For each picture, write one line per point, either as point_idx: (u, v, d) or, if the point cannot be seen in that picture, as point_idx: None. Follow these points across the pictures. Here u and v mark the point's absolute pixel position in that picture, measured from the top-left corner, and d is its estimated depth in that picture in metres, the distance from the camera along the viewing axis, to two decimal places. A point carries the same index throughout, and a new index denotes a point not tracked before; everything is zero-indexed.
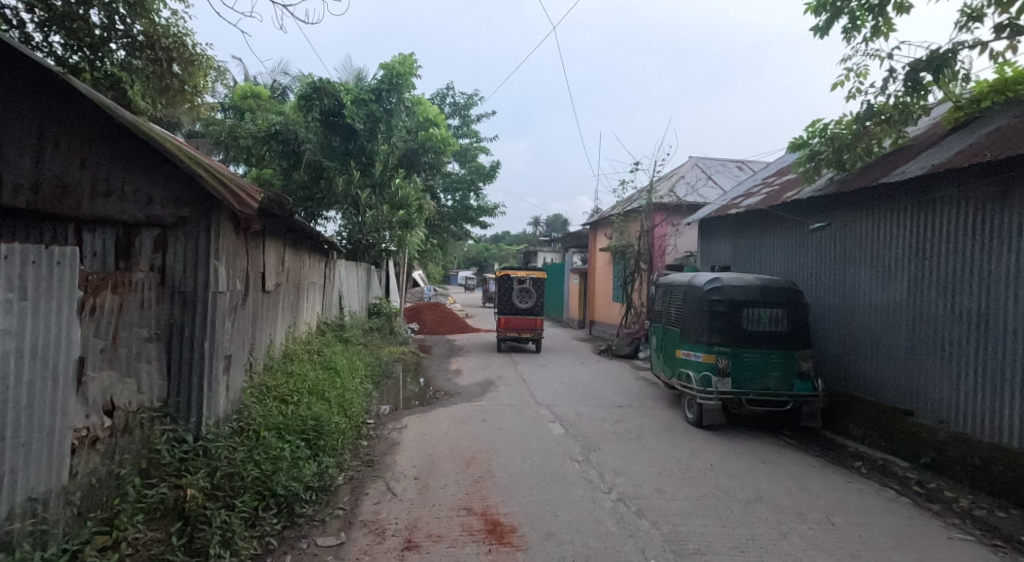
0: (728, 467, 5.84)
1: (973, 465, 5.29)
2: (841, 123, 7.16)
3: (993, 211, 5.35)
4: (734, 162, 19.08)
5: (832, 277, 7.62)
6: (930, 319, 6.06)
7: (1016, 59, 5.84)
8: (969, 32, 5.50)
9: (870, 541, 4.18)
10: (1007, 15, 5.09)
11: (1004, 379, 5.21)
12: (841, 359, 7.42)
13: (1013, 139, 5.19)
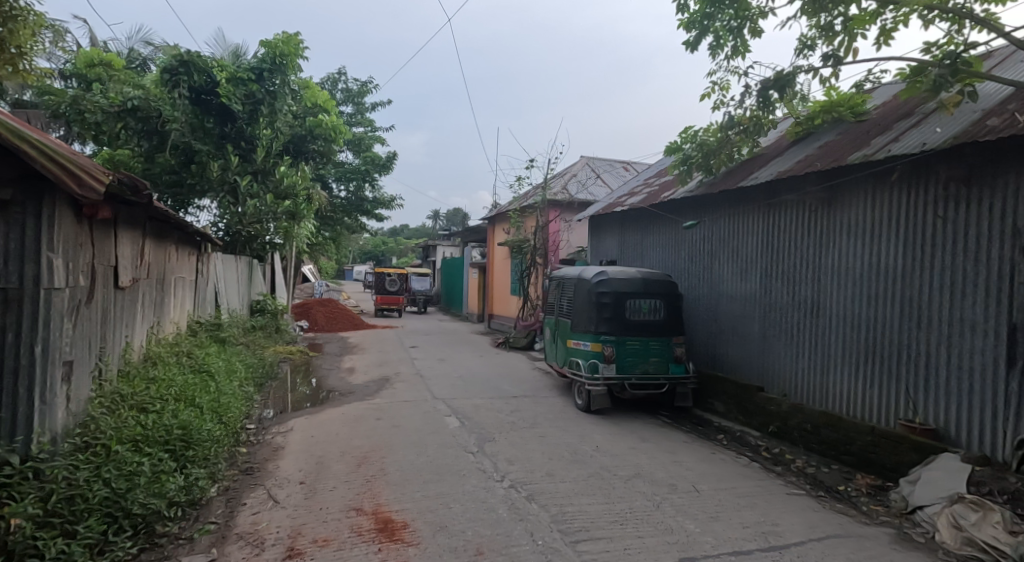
0: (612, 448, 6.18)
1: (806, 430, 6.06)
2: (709, 130, 7.82)
3: (825, 213, 6.11)
4: (621, 162, 20.19)
5: (701, 269, 8.30)
6: (777, 306, 6.82)
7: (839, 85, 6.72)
8: (805, 58, 6.23)
9: (728, 503, 4.63)
10: (832, 47, 5.82)
11: (832, 356, 6.00)
12: (709, 343, 8.13)
13: (838, 152, 5.97)
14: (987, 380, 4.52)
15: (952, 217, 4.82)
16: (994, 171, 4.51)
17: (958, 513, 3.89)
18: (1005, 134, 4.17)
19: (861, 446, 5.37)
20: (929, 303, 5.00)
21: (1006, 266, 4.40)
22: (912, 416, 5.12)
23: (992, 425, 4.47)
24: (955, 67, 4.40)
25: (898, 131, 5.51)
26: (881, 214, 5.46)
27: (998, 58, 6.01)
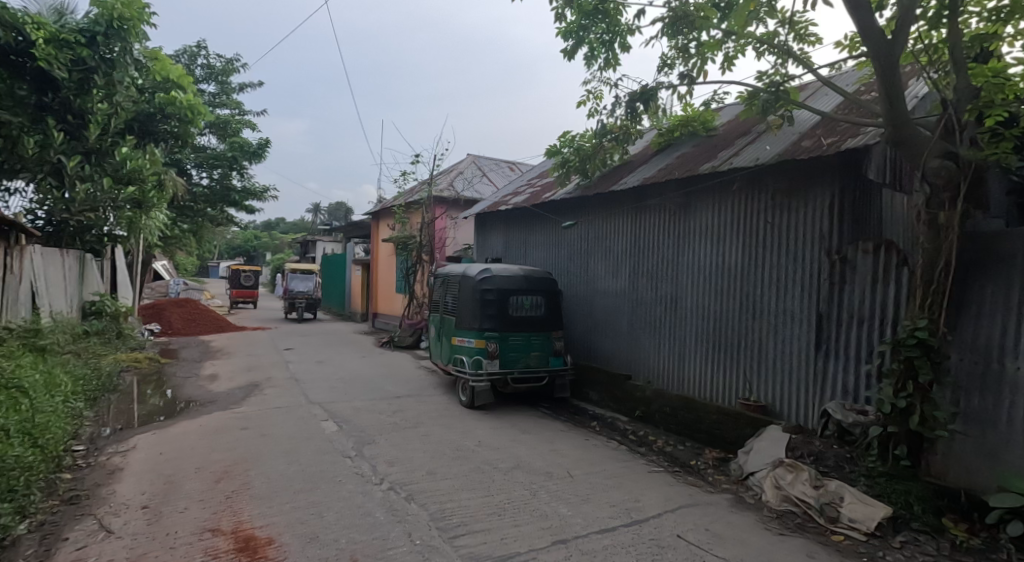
0: (494, 441, 6.26)
1: (666, 412, 6.59)
2: (585, 136, 8.16)
3: (681, 217, 6.68)
4: (508, 162, 20.50)
5: (578, 266, 8.67)
6: (643, 301, 7.33)
7: (694, 102, 7.37)
8: (666, 75, 6.74)
9: (601, 485, 4.91)
10: (687, 67, 6.35)
11: (687, 345, 6.58)
12: (584, 337, 8.51)
13: (693, 162, 6.55)
14: (802, 362, 5.24)
15: (778, 222, 5.51)
16: (810, 183, 5.22)
17: (779, 474, 4.43)
18: (816, 154, 4.85)
19: (709, 424, 5.93)
20: (760, 297, 5.67)
21: (816, 265, 5.13)
22: (748, 396, 5.78)
23: (807, 400, 5.18)
24: (779, 94, 5.04)
25: (739, 146, 6.18)
26: (725, 218, 6.08)
27: (811, 89, 6.99)
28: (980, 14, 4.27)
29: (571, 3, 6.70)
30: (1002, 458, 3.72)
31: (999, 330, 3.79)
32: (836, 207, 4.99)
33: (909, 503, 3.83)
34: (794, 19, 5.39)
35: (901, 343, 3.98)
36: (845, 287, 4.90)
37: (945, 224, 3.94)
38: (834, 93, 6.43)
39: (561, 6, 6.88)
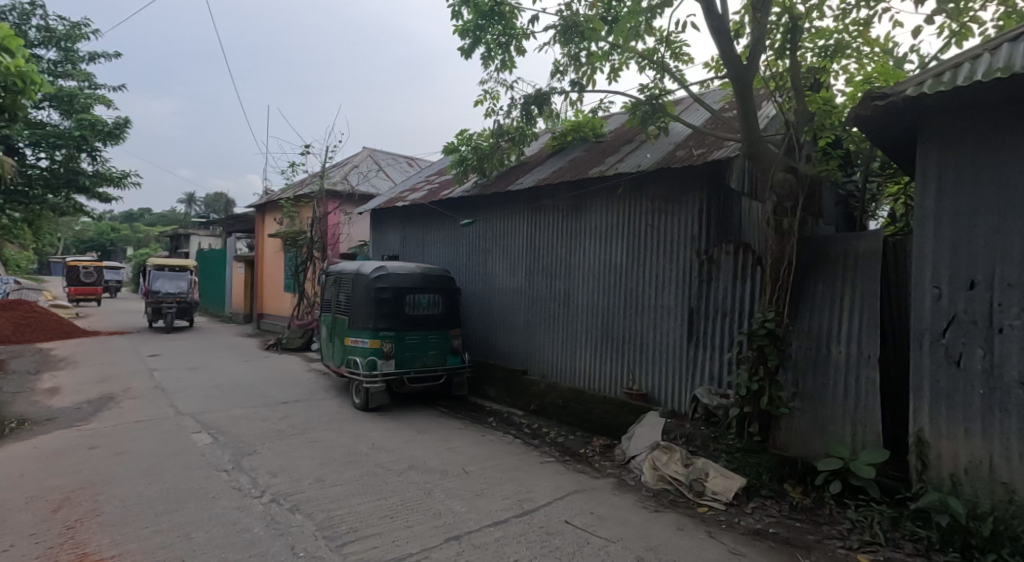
0: (388, 443, 6.21)
1: (558, 404, 6.90)
2: (483, 135, 8.29)
3: (573, 218, 7.03)
4: (405, 158, 20.17)
5: (475, 265, 8.77)
6: (538, 298, 7.61)
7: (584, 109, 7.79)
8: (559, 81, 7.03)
9: (494, 479, 5.08)
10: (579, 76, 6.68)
11: (578, 340, 6.95)
12: (481, 335, 8.64)
13: (583, 166, 6.92)
14: (677, 353, 5.76)
15: (658, 225, 6.00)
16: (684, 190, 5.75)
17: (656, 456, 4.85)
18: (688, 165, 5.36)
19: (597, 413, 6.31)
20: (642, 294, 6.15)
21: (690, 264, 5.67)
22: (632, 385, 6.23)
23: (681, 387, 5.70)
24: (655, 108, 5.51)
25: (624, 153, 6.64)
26: (613, 221, 6.50)
27: (685, 104, 7.69)
28: (814, 50, 4.99)
29: (468, 2, 6.79)
30: (829, 428, 4.36)
31: (828, 321, 4.45)
32: (705, 212, 5.55)
33: (759, 474, 4.33)
34: (670, 39, 5.89)
35: (754, 333, 4.52)
36: (712, 283, 5.46)
37: (788, 229, 4.54)
38: (702, 109, 7.15)
39: (458, 4, 6.95)
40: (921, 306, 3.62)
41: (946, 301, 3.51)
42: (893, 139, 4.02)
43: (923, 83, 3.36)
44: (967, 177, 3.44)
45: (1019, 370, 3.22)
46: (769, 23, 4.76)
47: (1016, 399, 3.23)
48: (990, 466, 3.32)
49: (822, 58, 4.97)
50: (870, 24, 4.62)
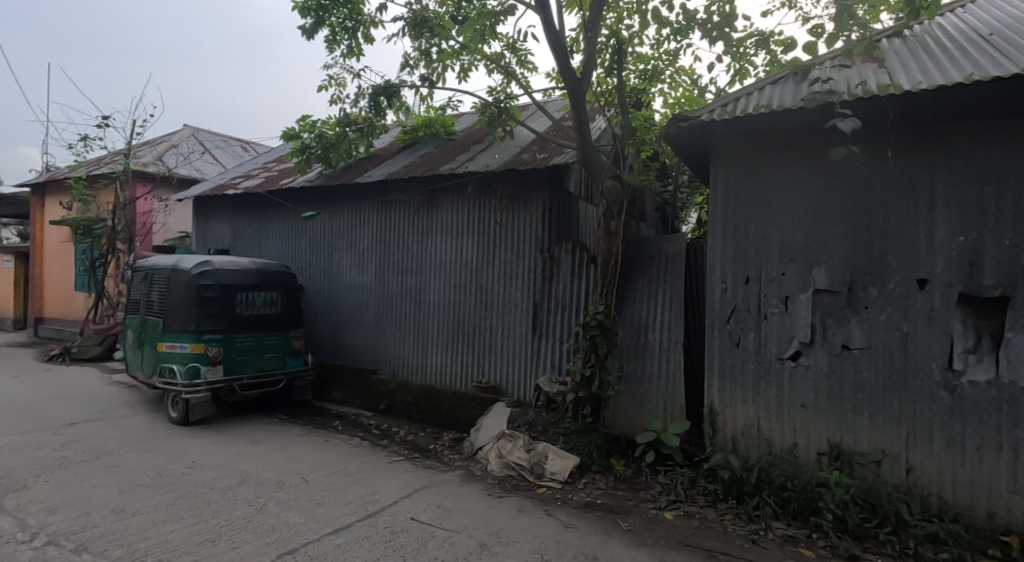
0: (212, 459, 5.65)
1: (408, 402, 6.78)
2: (328, 123, 7.93)
3: (423, 214, 7.02)
4: (239, 140, 18.40)
5: (320, 260, 8.32)
6: (387, 295, 7.45)
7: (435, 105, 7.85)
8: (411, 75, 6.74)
9: (334, 485, 4.93)
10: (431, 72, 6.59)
11: (429, 337, 6.96)
12: (326, 335, 8.21)
13: (434, 162, 6.96)
14: (523, 345, 6.10)
15: (505, 223, 6.28)
16: (529, 192, 6.09)
17: (501, 445, 5.09)
18: (532, 168, 5.68)
19: (448, 409, 6.36)
20: (491, 289, 6.38)
21: (534, 261, 6.04)
22: (481, 378, 6.44)
23: (526, 377, 6.06)
24: (501, 110, 5.78)
25: (474, 152, 6.82)
26: (463, 218, 6.64)
27: (530, 110, 8.15)
28: (636, 72, 5.62)
29: None
30: (646, 405, 4.94)
31: (647, 312, 5.04)
32: (547, 213, 5.95)
33: (590, 452, 4.78)
34: (515, 45, 6.19)
35: (587, 325, 4.97)
36: (553, 279, 5.89)
37: (615, 231, 5.06)
38: (545, 116, 7.64)
39: None
40: (714, 297, 4.30)
41: (731, 293, 4.22)
42: (695, 155, 4.71)
43: (713, 110, 4.02)
44: (746, 190, 4.17)
45: (778, 348, 4.01)
46: (600, 43, 5.24)
47: (775, 371, 4.02)
48: (759, 428, 4.09)
49: (643, 80, 5.64)
50: (678, 55, 5.37)
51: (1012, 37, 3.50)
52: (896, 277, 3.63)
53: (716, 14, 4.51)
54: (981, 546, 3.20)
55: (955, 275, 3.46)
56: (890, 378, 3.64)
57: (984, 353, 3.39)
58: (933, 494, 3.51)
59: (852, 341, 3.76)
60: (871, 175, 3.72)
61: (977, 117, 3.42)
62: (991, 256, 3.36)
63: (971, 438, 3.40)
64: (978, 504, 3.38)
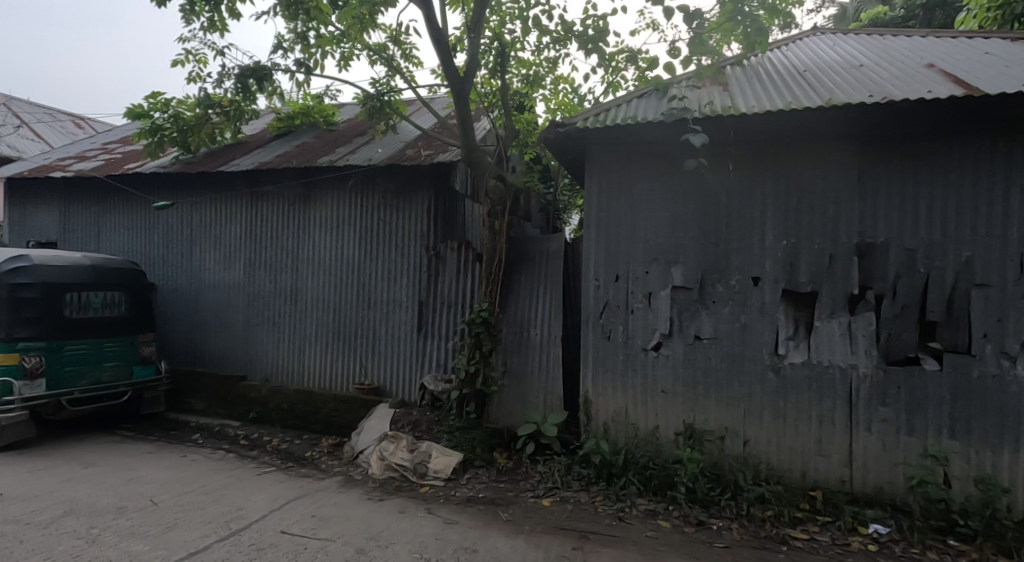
0: (31, 489, 4.78)
1: (281, 409, 6.32)
2: (186, 104, 7.23)
3: (300, 207, 6.62)
4: (69, 116, 16.01)
5: (176, 256, 7.48)
6: (257, 293, 6.89)
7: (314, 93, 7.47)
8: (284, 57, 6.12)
9: (191, 505, 4.45)
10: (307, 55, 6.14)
11: (306, 337, 6.56)
12: (185, 338, 7.40)
13: (311, 153, 6.60)
14: (408, 343, 6.00)
15: (388, 219, 6.15)
16: (414, 188, 6.02)
17: (383, 447, 4.99)
18: (417, 164, 5.61)
19: (326, 413, 6.03)
20: (375, 287, 6.20)
21: (418, 259, 5.99)
22: (363, 379, 6.22)
23: (410, 377, 5.98)
24: (383, 104, 5.62)
25: (355, 145, 6.59)
26: (344, 213, 6.39)
27: (415, 106, 8.07)
28: (519, 76, 5.79)
29: None
30: (528, 399, 5.11)
31: (529, 309, 5.21)
32: (432, 210, 5.94)
33: (473, 447, 4.86)
34: (399, 38, 6.07)
35: (471, 322, 5.04)
36: (439, 277, 5.88)
37: (498, 230, 5.18)
38: (430, 114, 7.60)
39: None
40: (587, 294, 4.58)
41: (603, 290, 4.52)
42: (572, 159, 4.95)
43: (587, 118, 4.29)
44: (617, 194, 4.48)
45: (642, 340, 4.38)
46: (484, 45, 5.32)
47: (640, 362, 4.38)
48: (626, 414, 4.44)
49: (526, 84, 5.81)
50: (558, 63, 5.63)
51: (822, 73, 4.15)
52: (736, 275, 4.13)
53: (591, 28, 4.80)
54: (796, 502, 3.78)
55: (779, 274, 4.02)
56: (731, 363, 4.13)
57: (800, 339, 3.99)
58: (763, 462, 4.07)
59: (702, 332, 4.21)
60: (719, 185, 4.19)
61: (797, 138, 4.00)
62: (807, 257, 3.96)
63: (791, 412, 3.99)
64: (795, 467, 4.00)
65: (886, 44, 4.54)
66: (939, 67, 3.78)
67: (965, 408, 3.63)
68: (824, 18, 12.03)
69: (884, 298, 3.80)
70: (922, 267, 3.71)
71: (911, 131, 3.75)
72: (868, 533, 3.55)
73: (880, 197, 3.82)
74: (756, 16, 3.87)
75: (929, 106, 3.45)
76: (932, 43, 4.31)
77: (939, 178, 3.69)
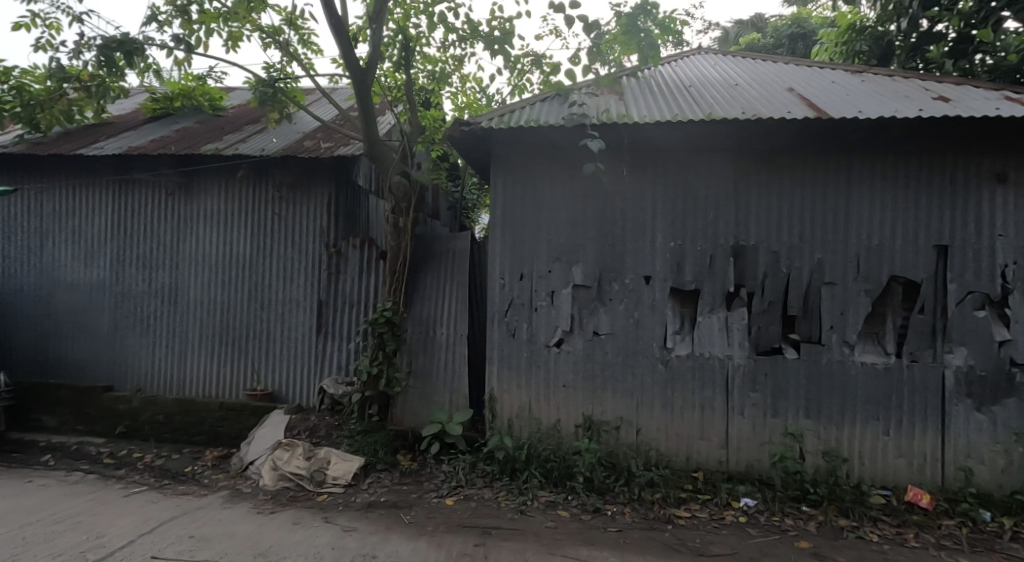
0: None
1: (157, 422, 5.70)
2: (35, 76, 6.30)
3: (180, 198, 6.02)
4: None
5: (20, 250, 6.44)
6: (127, 293, 6.14)
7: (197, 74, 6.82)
8: (159, 31, 5.47)
9: (38, 535, 3.87)
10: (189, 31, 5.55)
11: (187, 341, 5.97)
12: (33, 345, 6.39)
13: (193, 139, 6.03)
14: (305, 345, 5.68)
15: (283, 215, 5.79)
16: (312, 181, 5.72)
17: (277, 456, 4.69)
18: (315, 156, 5.35)
19: (211, 424, 5.54)
20: (268, 286, 5.80)
21: (317, 256, 5.70)
22: (254, 385, 5.78)
23: (309, 381, 5.67)
24: (277, 91, 5.21)
25: (246, 133, 6.13)
26: (231, 206, 5.90)
27: (314, 96, 7.67)
28: (425, 72, 5.72)
29: None
30: (433, 399, 5.05)
31: (434, 308, 5.17)
32: (333, 205, 5.69)
33: (376, 451, 4.72)
34: (296, 21, 5.73)
35: (374, 322, 4.90)
36: (340, 275, 5.64)
37: (403, 227, 5.09)
38: (330, 104, 7.28)
39: None
40: (493, 293, 4.64)
41: (508, 289, 4.61)
42: (478, 158, 5.00)
43: (492, 118, 4.36)
44: (523, 195, 4.60)
45: (546, 337, 4.54)
46: (387, 37, 5.18)
47: (544, 358, 4.54)
48: (530, 410, 4.57)
49: (432, 80, 5.73)
50: (464, 61, 5.63)
51: (704, 90, 4.57)
52: (630, 274, 4.42)
53: (497, 30, 4.88)
54: (680, 483, 4.12)
55: (668, 273, 4.37)
56: (626, 357, 4.42)
57: (686, 333, 4.36)
58: (654, 448, 4.39)
59: (600, 328, 4.46)
60: (617, 190, 4.46)
61: (686, 149, 4.37)
62: (691, 258, 4.34)
63: (678, 400, 4.35)
64: (680, 451, 4.36)
65: (758, 68, 5.11)
66: (797, 92, 4.33)
67: (816, 391, 4.18)
68: (711, 40, 13.17)
69: (754, 295, 4.27)
70: (784, 267, 4.23)
71: (776, 147, 4.26)
72: (740, 506, 3.96)
73: (753, 206, 4.28)
74: (650, 34, 4.17)
75: (790, 125, 3.94)
76: (793, 71, 4.90)
77: (800, 190, 4.23)
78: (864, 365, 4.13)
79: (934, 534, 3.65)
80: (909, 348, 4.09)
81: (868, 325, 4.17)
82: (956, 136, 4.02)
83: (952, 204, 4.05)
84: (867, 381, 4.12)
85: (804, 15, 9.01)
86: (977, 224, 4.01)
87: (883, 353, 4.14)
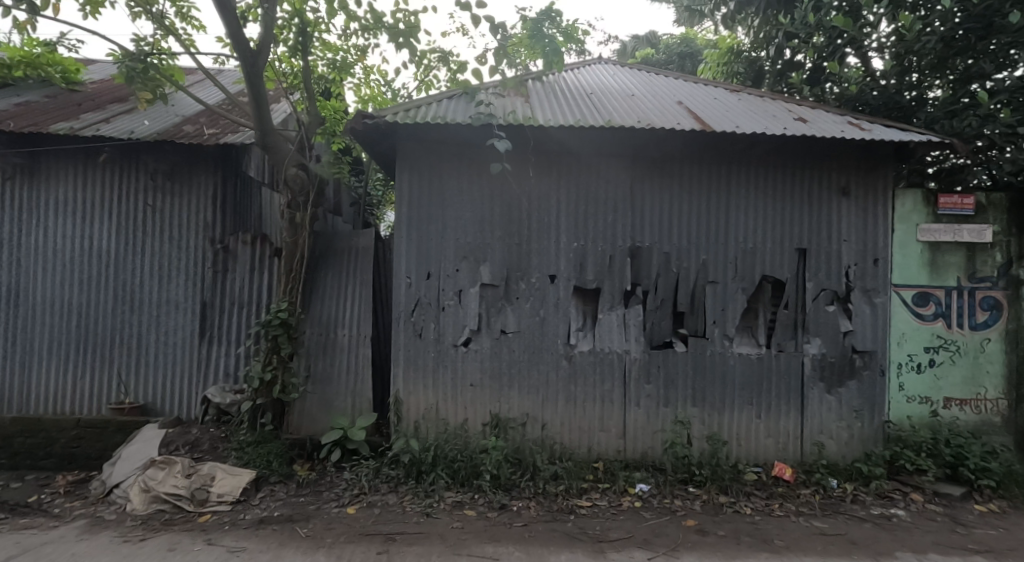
0: None
1: None
2: None
3: (22, 184, 5.15)
4: None
5: None
6: None
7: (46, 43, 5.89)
8: None
9: None
10: None
11: (32, 349, 5.12)
12: None
13: (40, 115, 5.19)
14: (183, 351, 5.13)
15: (157, 206, 5.18)
16: (192, 171, 5.19)
17: (149, 476, 4.17)
18: (195, 142, 4.85)
19: (64, 444, 4.81)
20: (138, 286, 5.15)
21: (199, 253, 5.17)
22: (121, 398, 5.11)
23: (189, 390, 5.12)
24: (148, 67, 4.61)
25: (110, 112, 5.41)
26: (91, 195, 5.17)
27: (195, 77, 6.97)
28: (324, 60, 5.40)
29: None
30: (334, 404, 4.81)
31: (335, 308, 4.92)
32: (218, 198, 5.20)
33: (269, 463, 4.37)
34: None
35: (268, 324, 4.54)
36: (226, 273, 5.18)
37: (300, 222, 4.78)
38: (215, 87, 6.65)
39: None
40: (398, 292, 4.51)
41: (414, 287, 4.51)
42: (382, 153, 4.83)
43: (397, 113, 4.21)
44: (429, 194, 4.52)
45: (453, 336, 4.51)
46: (281, 19, 4.81)
47: (451, 357, 4.51)
48: (437, 410, 4.52)
49: (332, 69, 5.42)
50: (368, 52, 5.40)
51: (604, 98, 4.80)
52: (536, 274, 4.53)
53: (401, 22, 4.75)
54: (582, 474, 4.30)
55: (571, 272, 4.54)
56: (531, 354, 4.52)
57: (587, 330, 4.56)
58: (558, 442, 4.53)
59: (507, 327, 4.52)
60: (523, 191, 4.54)
61: (589, 154, 4.57)
62: (593, 259, 4.55)
63: (580, 394, 4.54)
64: (582, 444, 4.55)
65: (651, 81, 5.47)
66: (686, 106, 4.70)
67: (701, 381, 4.57)
68: (611, 52, 13.91)
69: (649, 293, 4.56)
70: (674, 268, 4.57)
71: (668, 156, 4.60)
72: (635, 492, 4.21)
73: (647, 209, 4.58)
74: (554, 40, 4.34)
75: (682, 135, 4.26)
76: (682, 86, 5.32)
77: (688, 196, 4.59)
78: (741, 356, 4.59)
79: (794, 502, 4.14)
80: (776, 340, 4.61)
81: (744, 319, 4.64)
82: (811, 153, 4.61)
83: (810, 213, 4.62)
84: (743, 370, 4.58)
85: (691, 35, 9.83)
86: (829, 231, 4.62)
87: (756, 344, 4.62)
